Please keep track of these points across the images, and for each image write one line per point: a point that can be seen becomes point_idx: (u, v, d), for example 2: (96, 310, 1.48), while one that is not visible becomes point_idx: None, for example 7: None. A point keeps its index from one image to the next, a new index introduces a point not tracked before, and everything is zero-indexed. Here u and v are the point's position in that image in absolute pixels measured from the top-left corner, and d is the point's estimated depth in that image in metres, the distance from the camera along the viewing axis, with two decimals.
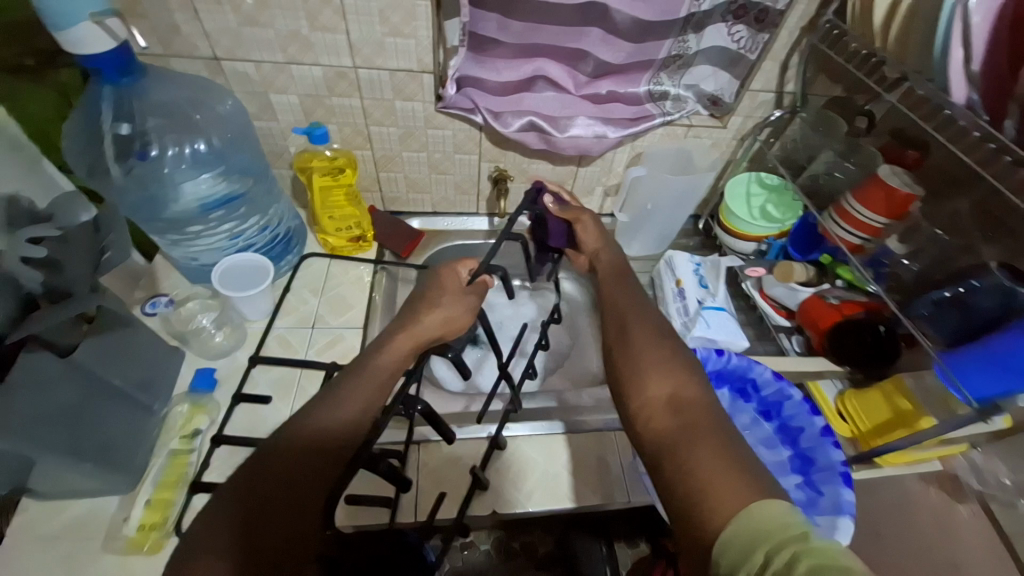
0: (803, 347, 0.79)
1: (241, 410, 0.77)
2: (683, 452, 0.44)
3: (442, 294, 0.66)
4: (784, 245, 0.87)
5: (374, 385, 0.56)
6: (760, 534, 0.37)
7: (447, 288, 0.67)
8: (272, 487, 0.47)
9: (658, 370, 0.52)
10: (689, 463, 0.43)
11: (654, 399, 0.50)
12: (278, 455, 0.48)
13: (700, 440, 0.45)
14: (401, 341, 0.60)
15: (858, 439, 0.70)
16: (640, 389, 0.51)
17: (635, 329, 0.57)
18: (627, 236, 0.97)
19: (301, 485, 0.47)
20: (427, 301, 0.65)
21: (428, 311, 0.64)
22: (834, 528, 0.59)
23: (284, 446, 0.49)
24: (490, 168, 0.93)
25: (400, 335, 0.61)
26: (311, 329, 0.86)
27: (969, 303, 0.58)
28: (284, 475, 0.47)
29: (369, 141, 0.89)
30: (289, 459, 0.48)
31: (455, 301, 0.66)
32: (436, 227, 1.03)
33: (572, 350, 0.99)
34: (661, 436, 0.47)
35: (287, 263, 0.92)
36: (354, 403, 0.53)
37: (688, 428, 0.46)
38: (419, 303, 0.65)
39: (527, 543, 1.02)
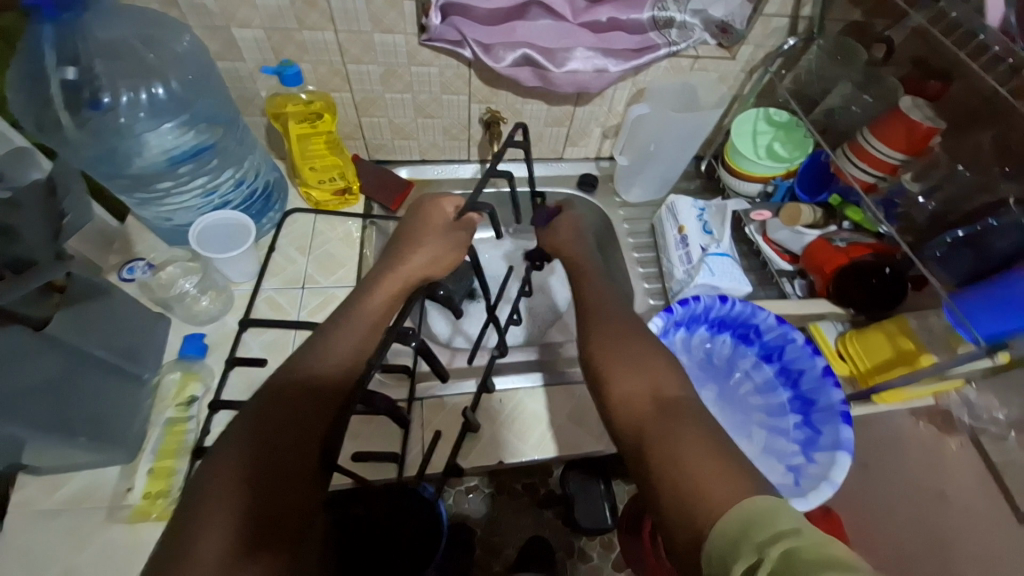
0: (806, 292, 0.79)
1: (235, 374, 0.72)
2: (668, 441, 0.42)
3: (424, 232, 0.62)
4: (792, 186, 0.83)
5: (358, 331, 0.52)
6: (756, 522, 0.35)
7: (431, 225, 0.62)
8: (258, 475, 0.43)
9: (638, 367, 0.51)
10: (675, 452, 0.41)
11: (631, 394, 0.48)
12: (253, 436, 0.45)
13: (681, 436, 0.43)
14: (395, 288, 0.57)
15: (856, 378, 0.71)
16: (615, 385, 0.50)
17: (614, 324, 0.56)
18: (626, 182, 0.94)
19: (282, 448, 0.44)
20: (409, 242, 0.61)
21: (411, 252, 0.59)
22: (832, 465, 0.61)
23: (257, 423, 0.46)
24: (481, 110, 0.86)
25: (387, 276, 0.57)
26: (302, 289, 0.80)
27: (985, 243, 0.58)
28: (273, 459, 0.44)
29: (348, 82, 0.80)
30: (262, 441, 0.45)
31: (439, 238, 0.61)
32: (425, 176, 0.96)
33: (572, 301, 0.97)
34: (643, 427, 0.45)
35: (269, 221, 0.85)
36: (345, 378, 0.49)
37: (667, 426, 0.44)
38: (402, 244, 0.60)
39: (530, 481, 1.08)
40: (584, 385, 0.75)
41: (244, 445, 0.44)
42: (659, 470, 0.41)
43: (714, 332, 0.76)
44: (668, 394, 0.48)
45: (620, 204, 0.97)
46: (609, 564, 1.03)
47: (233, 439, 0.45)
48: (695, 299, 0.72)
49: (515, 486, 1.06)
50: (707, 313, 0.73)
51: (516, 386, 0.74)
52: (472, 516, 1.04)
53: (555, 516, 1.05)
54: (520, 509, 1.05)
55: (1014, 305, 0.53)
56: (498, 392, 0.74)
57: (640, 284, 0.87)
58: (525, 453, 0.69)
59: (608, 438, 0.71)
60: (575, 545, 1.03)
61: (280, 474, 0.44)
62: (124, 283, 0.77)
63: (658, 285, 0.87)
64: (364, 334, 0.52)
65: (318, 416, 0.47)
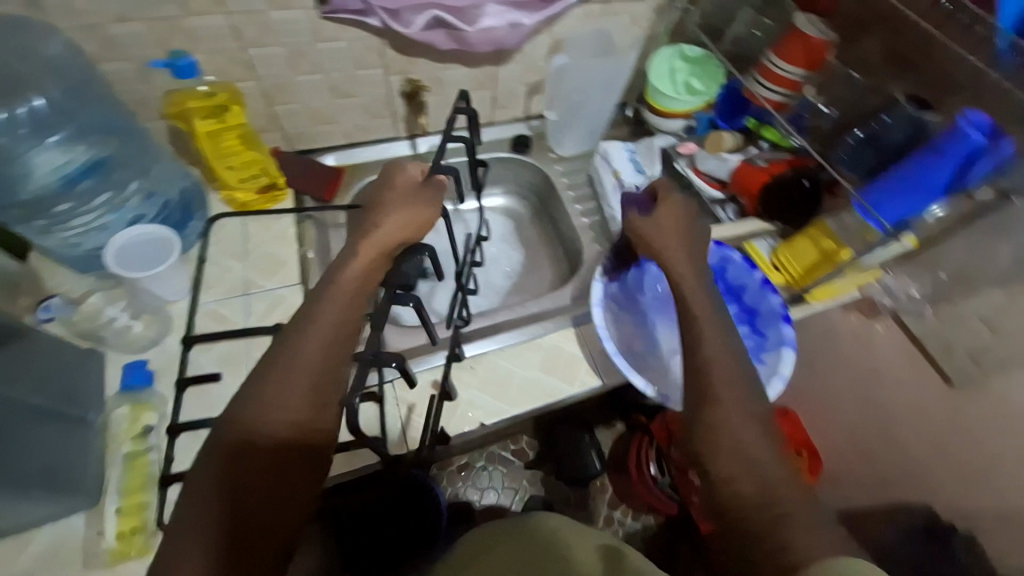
0: (737, 216, 0.84)
1: (189, 396, 0.68)
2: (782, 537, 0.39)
3: (391, 194, 0.59)
4: (712, 117, 0.87)
5: (335, 312, 0.49)
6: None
7: (400, 187, 0.59)
8: (240, 504, 0.42)
9: (741, 449, 0.45)
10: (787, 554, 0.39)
11: (740, 479, 0.44)
12: (232, 459, 0.43)
13: (796, 531, 0.40)
14: (372, 258, 0.53)
15: (792, 284, 0.77)
16: (720, 474, 0.45)
17: (728, 393, 0.48)
18: (558, 134, 0.94)
19: (268, 468, 0.44)
20: (378, 207, 0.57)
21: (382, 217, 0.56)
22: (779, 361, 0.68)
23: (232, 447, 0.43)
24: (400, 82, 0.83)
25: (362, 245, 0.54)
26: (245, 296, 0.74)
27: (883, 139, 0.64)
28: (258, 483, 0.43)
29: (253, 69, 0.75)
30: (242, 467, 0.43)
31: (410, 199, 0.58)
32: (355, 160, 0.92)
33: (524, 263, 0.98)
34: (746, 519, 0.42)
35: (194, 230, 0.78)
36: (323, 380, 0.47)
37: (777, 518, 0.41)
38: (372, 212, 0.57)
39: (517, 448, 1.19)
40: (553, 336, 0.75)
41: (223, 471, 0.43)
42: (779, 571, 0.38)
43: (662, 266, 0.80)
44: (776, 478, 0.43)
45: (556, 159, 0.97)
46: (605, 503, 1.15)
47: (205, 458, 0.44)
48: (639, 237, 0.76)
49: (504, 455, 1.17)
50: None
51: (484, 349, 0.73)
52: (468, 492, 1.13)
53: (547, 473, 1.16)
54: (513, 474, 1.15)
55: (906, 189, 0.60)
56: (468, 358, 0.73)
57: (587, 234, 0.89)
58: (505, 410, 0.69)
59: (581, 380, 0.72)
60: (570, 494, 1.15)
61: (265, 501, 0.43)
62: (43, 324, 0.70)
63: (605, 233, 0.90)
64: (341, 314, 0.49)
65: (299, 431, 0.45)
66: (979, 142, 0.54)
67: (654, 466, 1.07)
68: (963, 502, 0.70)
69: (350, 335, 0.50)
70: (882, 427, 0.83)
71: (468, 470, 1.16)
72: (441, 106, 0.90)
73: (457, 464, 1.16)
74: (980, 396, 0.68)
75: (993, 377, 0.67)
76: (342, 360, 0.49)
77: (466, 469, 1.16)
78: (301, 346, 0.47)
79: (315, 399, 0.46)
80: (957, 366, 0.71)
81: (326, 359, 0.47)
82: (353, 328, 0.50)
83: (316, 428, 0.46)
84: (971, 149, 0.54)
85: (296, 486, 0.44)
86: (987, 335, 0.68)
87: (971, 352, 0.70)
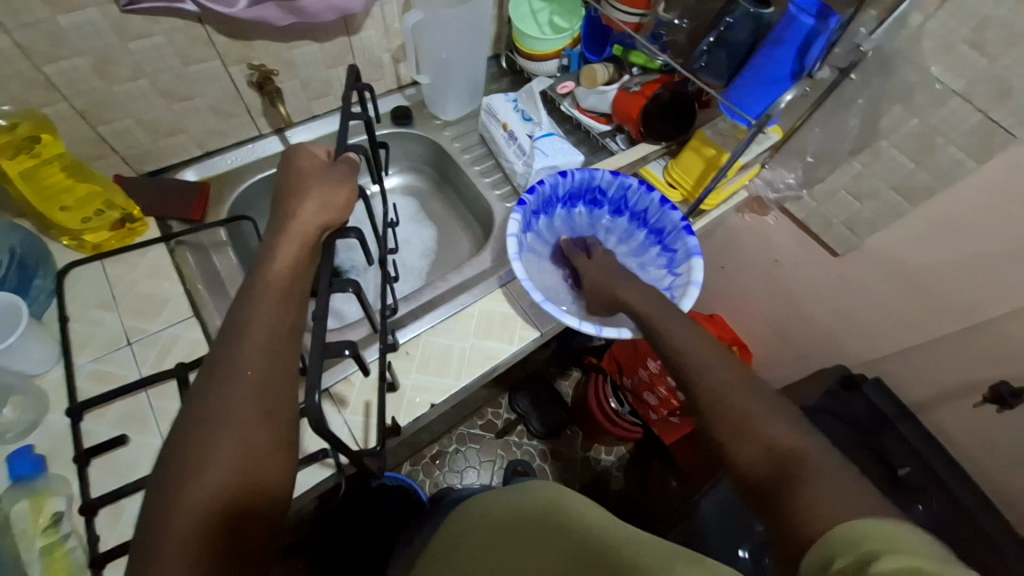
0: (627, 144, 0.86)
1: (93, 467, 0.57)
2: (795, 492, 0.40)
3: (303, 179, 0.55)
4: (581, 52, 0.88)
5: (270, 313, 0.46)
6: (860, 535, 0.36)
7: (307, 170, 0.56)
8: (212, 532, 0.38)
9: (744, 417, 0.46)
10: (801, 504, 0.40)
11: (746, 448, 0.45)
12: (194, 483, 0.39)
13: (808, 485, 0.40)
14: (297, 251, 0.50)
15: (688, 197, 0.82)
16: (728, 447, 0.46)
17: (707, 365, 0.51)
18: (437, 99, 0.90)
19: (218, 528, 0.38)
20: (293, 192, 0.54)
21: (298, 203, 0.52)
22: (692, 269, 0.72)
23: (191, 473, 0.40)
24: (244, 71, 0.74)
25: (283, 238, 0.50)
26: (129, 346, 0.64)
27: (730, 40, 0.66)
28: (228, 513, 0.39)
29: (56, 89, 0.63)
30: (208, 488, 0.39)
31: (323, 177, 0.55)
32: (218, 170, 0.82)
33: (439, 239, 0.96)
34: (760, 485, 0.43)
35: (40, 290, 0.66)
36: (274, 383, 0.44)
37: (790, 478, 0.41)
38: (288, 194, 0.53)
39: (486, 422, 1.25)
40: (483, 301, 0.74)
41: (187, 500, 0.38)
42: (800, 526, 0.39)
43: (569, 208, 0.81)
44: (782, 439, 0.44)
45: (442, 125, 0.93)
46: (578, 449, 1.23)
47: (160, 491, 0.40)
48: (541, 184, 0.76)
49: (474, 433, 1.23)
50: (556, 192, 0.77)
51: (417, 331, 0.71)
52: (447, 478, 1.18)
53: (519, 437, 1.23)
54: (488, 447, 1.22)
55: (765, 84, 0.65)
56: (403, 345, 0.70)
57: (492, 193, 0.88)
58: (452, 385, 0.68)
59: (519, 335, 0.72)
60: (544, 450, 1.22)
61: (241, 521, 0.40)
62: None
63: (507, 188, 0.88)
64: (277, 314, 0.46)
65: (262, 442, 0.42)
66: (810, 25, 0.58)
67: (614, 400, 1.11)
68: (866, 354, 0.89)
69: (290, 335, 0.46)
70: (793, 295, 0.96)
71: (442, 457, 1.20)
72: (302, 91, 0.82)
73: (429, 455, 1.20)
74: (860, 257, 0.83)
75: (866, 239, 0.81)
76: (286, 373, 0.45)
77: (440, 458, 1.20)
78: (239, 354, 0.44)
79: (271, 407, 0.43)
80: (835, 235, 0.84)
81: (274, 363, 0.45)
82: (293, 325, 0.47)
83: (281, 438, 0.43)
84: (805, 32, 0.59)
85: (273, 493, 0.42)
86: (855, 203, 0.79)
87: (845, 223, 0.82)
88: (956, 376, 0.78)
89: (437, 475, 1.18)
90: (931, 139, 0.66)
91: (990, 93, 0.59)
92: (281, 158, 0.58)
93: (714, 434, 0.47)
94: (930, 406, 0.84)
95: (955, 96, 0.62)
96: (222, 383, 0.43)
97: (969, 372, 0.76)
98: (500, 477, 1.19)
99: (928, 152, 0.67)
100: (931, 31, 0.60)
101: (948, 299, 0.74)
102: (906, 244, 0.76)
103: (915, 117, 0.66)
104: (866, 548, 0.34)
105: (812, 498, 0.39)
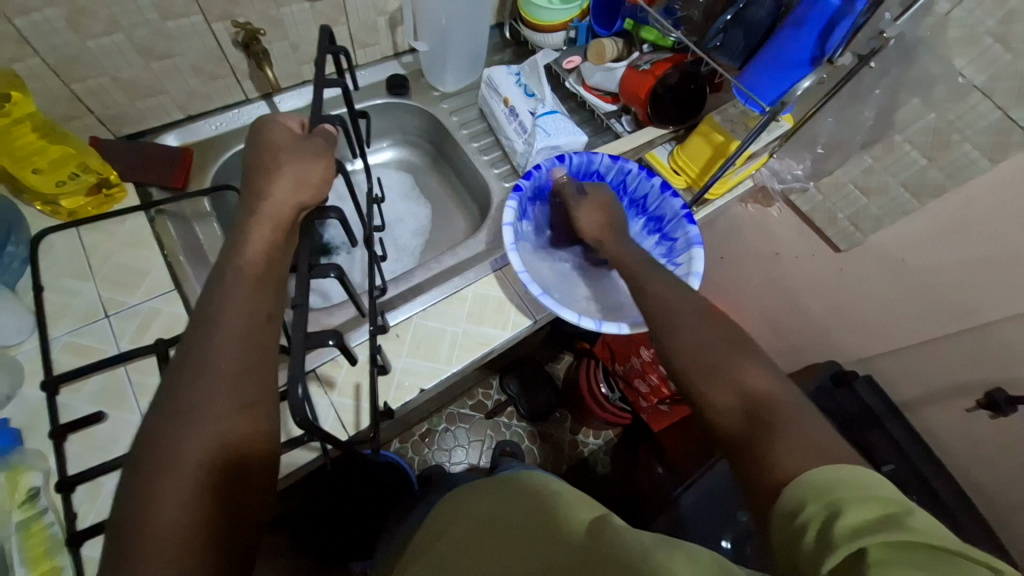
0: (632, 126, 0.83)
1: (70, 444, 0.55)
2: (761, 446, 0.40)
3: (278, 155, 0.52)
4: (590, 24, 0.84)
5: (245, 301, 0.44)
6: (835, 487, 0.35)
7: (283, 144, 0.53)
8: (211, 516, 0.37)
9: (722, 364, 0.46)
10: (767, 456, 0.40)
11: (720, 403, 0.45)
12: (168, 479, 0.37)
13: (776, 437, 0.40)
14: (270, 235, 0.47)
15: (693, 185, 0.79)
16: (703, 396, 0.46)
17: (689, 323, 0.51)
18: (436, 69, 0.86)
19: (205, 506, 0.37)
20: (264, 169, 0.50)
21: (271, 181, 0.49)
22: (692, 259, 0.70)
23: (158, 463, 0.38)
24: (228, 29, 0.70)
25: (255, 220, 0.48)
26: (107, 318, 0.62)
27: (748, 17, 0.63)
28: (212, 485, 0.38)
29: (25, 43, 0.59)
30: (180, 480, 0.37)
31: (299, 154, 0.52)
32: (203, 136, 0.78)
33: (433, 218, 0.93)
34: (732, 438, 0.43)
35: (12, 259, 0.62)
36: (252, 373, 0.42)
37: (753, 428, 0.42)
38: (257, 175, 0.50)
39: (474, 402, 1.25)
40: (478, 285, 0.72)
41: (157, 499, 0.37)
42: (764, 474, 0.39)
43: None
44: (755, 390, 0.44)
45: (440, 97, 0.89)
46: (567, 431, 1.24)
47: (129, 484, 0.38)
48: (536, 168, 0.73)
49: (463, 412, 1.23)
50: (552, 177, 0.75)
51: (408, 315, 0.69)
52: (435, 455, 1.19)
53: (508, 417, 1.23)
54: (476, 427, 1.22)
55: (779, 69, 0.61)
56: (392, 327, 0.68)
57: (489, 172, 0.84)
58: (443, 370, 0.66)
59: (513, 321, 0.71)
60: (532, 432, 1.23)
61: (230, 493, 0.39)
62: None
63: (506, 167, 0.85)
64: (252, 300, 0.44)
65: (240, 436, 0.40)
66: (835, 7, 0.55)
67: (604, 385, 1.11)
68: (860, 349, 0.88)
69: (267, 326, 0.44)
70: (789, 286, 0.95)
71: (431, 436, 1.20)
72: (291, 54, 0.78)
73: (418, 433, 1.20)
74: (863, 253, 0.81)
75: (870, 235, 0.79)
76: (269, 363, 0.44)
77: (429, 435, 1.20)
78: (209, 343, 0.42)
79: (247, 401, 0.41)
80: (839, 230, 0.82)
81: (249, 350, 0.43)
82: (270, 313, 0.45)
83: (258, 427, 0.42)
84: (830, 13, 0.55)
85: (254, 481, 0.41)
86: (862, 198, 0.77)
87: (849, 217, 0.80)
88: (949, 377, 0.78)
89: (424, 454, 1.18)
90: (947, 135, 0.65)
91: (1011, 90, 0.58)
92: (252, 131, 0.54)
93: (691, 380, 0.48)
94: (920, 406, 0.84)
95: (975, 91, 0.60)
96: (205, 372, 0.41)
97: (961, 374, 0.76)
98: (487, 456, 1.20)
99: (943, 148, 0.66)
100: (957, 20, 0.58)
101: (948, 298, 0.73)
102: (911, 242, 0.74)
103: (933, 112, 0.65)
104: (836, 495, 0.34)
105: (779, 447, 0.39)
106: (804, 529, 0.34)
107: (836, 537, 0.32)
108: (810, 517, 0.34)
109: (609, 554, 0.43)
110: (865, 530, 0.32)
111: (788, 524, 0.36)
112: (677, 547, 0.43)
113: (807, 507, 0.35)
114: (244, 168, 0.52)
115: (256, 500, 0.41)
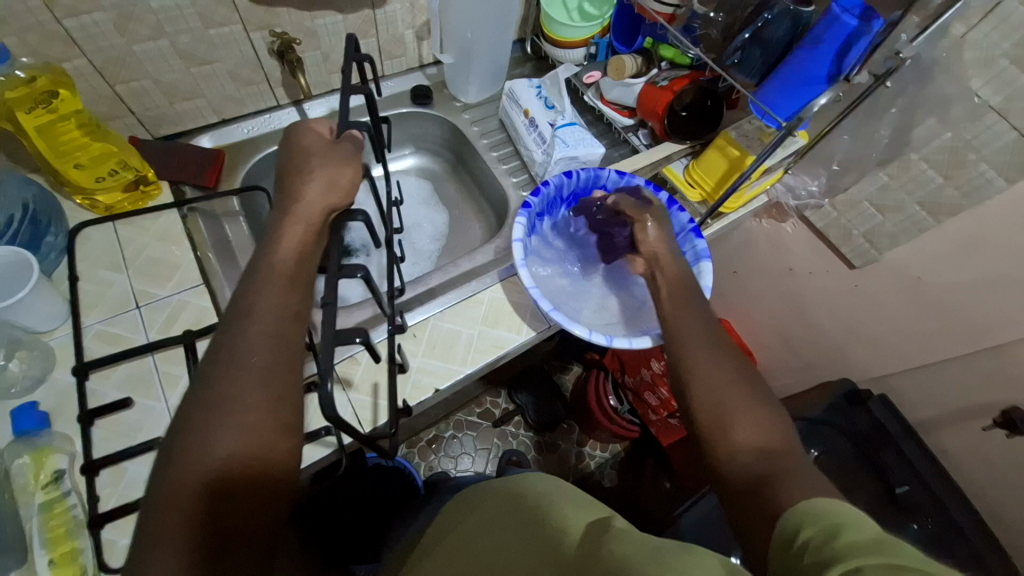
0: (649, 139, 0.85)
1: (96, 428, 0.57)
2: (776, 488, 0.41)
3: (307, 158, 0.54)
4: (610, 41, 0.86)
5: (275, 299, 0.45)
6: (833, 516, 0.36)
7: (313, 148, 0.55)
8: (224, 507, 0.39)
9: (727, 415, 0.47)
10: (779, 500, 0.40)
11: (742, 441, 0.46)
12: (199, 463, 0.39)
13: (787, 484, 0.41)
14: (302, 233, 0.50)
15: (707, 198, 0.80)
16: (722, 432, 0.47)
17: (704, 359, 0.52)
18: (460, 82, 0.89)
19: (232, 494, 0.39)
20: (297, 172, 0.53)
21: (302, 185, 0.52)
22: (701, 273, 0.71)
23: (186, 456, 0.39)
24: (266, 38, 0.73)
25: (288, 221, 0.50)
26: (138, 309, 0.64)
27: (767, 36, 0.64)
28: (234, 479, 0.39)
29: (76, 44, 0.62)
30: (213, 461, 0.39)
31: (326, 157, 0.54)
32: (235, 139, 0.81)
33: (450, 224, 0.95)
34: (745, 478, 0.43)
35: (51, 248, 0.65)
36: (280, 368, 0.44)
37: (775, 473, 0.42)
38: (286, 178, 0.52)
39: (482, 410, 1.25)
40: (493, 288, 0.74)
41: (184, 473, 0.39)
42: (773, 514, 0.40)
43: (573, 209, 0.80)
44: (764, 441, 0.45)
45: (462, 107, 0.92)
46: (574, 442, 1.24)
47: (159, 471, 0.40)
48: (545, 185, 0.74)
49: (471, 420, 1.23)
50: (560, 193, 0.76)
51: (426, 315, 0.70)
52: (442, 462, 1.19)
53: (516, 427, 1.23)
54: (484, 435, 1.22)
55: (799, 85, 0.63)
56: (410, 327, 0.70)
57: (508, 181, 0.87)
58: (458, 371, 0.67)
59: (528, 326, 0.72)
60: (539, 442, 1.23)
61: (255, 490, 0.40)
62: None
63: (524, 176, 0.87)
64: (281, 298, 0.46)
65: (266, 427, 0.42)
66: (853, 26, 0.57)
67: (614, 397, 1.10)
68: (875, 367, 0.88)
69: (295, 320, 0.46)
70: (803, 302, 0.96)
71: (438, 442, 1.21)
72: (323, 62, 0.81)
73: (425, 439, 1.21)
74: (880, 271, 0.81)
75: (886, 252, 0.79)
76: (294, 358, 0.45)
77: (436, 442, 1.21)
78: (241, 339, 0.43)
79: (275, 393, 0.43)
80: (854, 247, 0.83)
81: (279, 350, 0.44)
82: (298, 311, 0.47)
83: (285, 424, 0.43)
84: (847, 33, 0.57)
85: (279, 472, 0.42)
86: (877, 215, 0.78)
87: (865, 234, 0.80)
88: (967, 398, 0.76)
89: (428, 459, 1.19)
90: (963, 154, 0.65)
91: None
92: (283, 136, 0.57)
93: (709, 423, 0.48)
94: (935, 427, 0.82)
95: (991, 112, 0.61)
96: (237, 365, 0.43)
97: (977, 394, 0.75)
98: (494, 465, 1.19)
99: (959, 167, 0.66)
100: (973, 43, 0.59)
101: (967, 318, 0.72)
102: (926, 260, 0.75)
103: (948, 131, 0.65)
104: (832, 520, 0.36)
105: (785, 492, 0.40)
106: (801, 549, 0.36)
107: (830, 555, 0.33)
108: (807, 539, 0.36)
109: (614, 556, 0.43)
110: (860, 550, 0.32)
111: (788, 551, 0.36)
112: (694, 554, 0.43)
113: (803, 531, 0.36)
114: (276, 170, 0.55)
115: (279, 495, 0.42)
